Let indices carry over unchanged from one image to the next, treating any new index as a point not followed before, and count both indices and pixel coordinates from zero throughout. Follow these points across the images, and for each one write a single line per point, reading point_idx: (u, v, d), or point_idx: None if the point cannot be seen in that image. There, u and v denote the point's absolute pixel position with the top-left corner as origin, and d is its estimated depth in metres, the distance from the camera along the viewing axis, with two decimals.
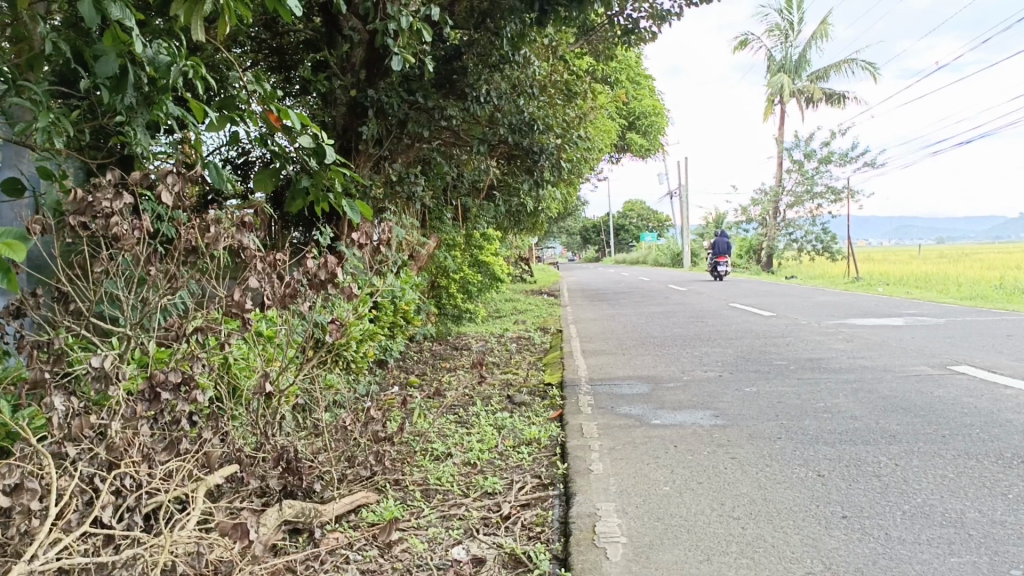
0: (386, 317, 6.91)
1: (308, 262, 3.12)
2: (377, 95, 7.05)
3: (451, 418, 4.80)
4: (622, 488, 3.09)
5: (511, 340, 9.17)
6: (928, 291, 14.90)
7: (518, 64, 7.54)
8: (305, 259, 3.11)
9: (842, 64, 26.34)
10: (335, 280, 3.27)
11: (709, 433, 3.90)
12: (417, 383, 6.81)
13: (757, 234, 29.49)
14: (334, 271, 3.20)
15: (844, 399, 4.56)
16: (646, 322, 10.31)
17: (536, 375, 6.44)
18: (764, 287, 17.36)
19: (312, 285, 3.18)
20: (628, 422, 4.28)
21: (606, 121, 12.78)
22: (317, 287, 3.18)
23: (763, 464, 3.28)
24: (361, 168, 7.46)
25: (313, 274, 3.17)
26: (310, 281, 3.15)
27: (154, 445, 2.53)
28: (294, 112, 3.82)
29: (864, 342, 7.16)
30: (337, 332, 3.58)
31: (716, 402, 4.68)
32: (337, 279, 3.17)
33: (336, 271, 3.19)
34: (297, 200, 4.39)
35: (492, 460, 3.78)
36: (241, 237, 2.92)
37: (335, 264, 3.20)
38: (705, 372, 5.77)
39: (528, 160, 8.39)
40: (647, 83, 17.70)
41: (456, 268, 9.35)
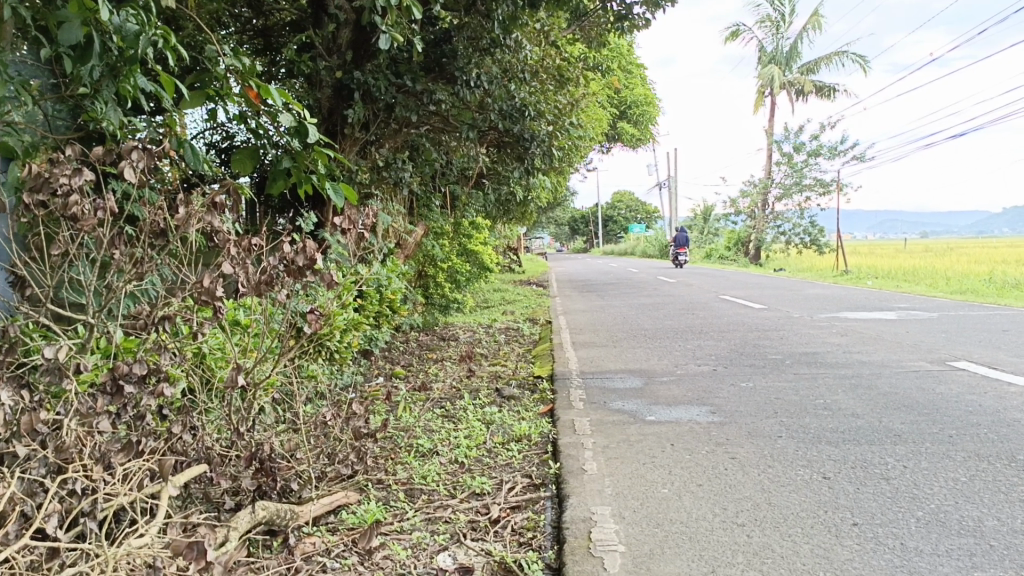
0: (371, 306, 6.71)
1: (284, 245, 2.88)
2: (364, 78, 6.84)
3: (437, 412, 4.62)
4: (618, 491, 2.92)
5: (500, 331, 8.99)
6: (918, 286, 14.84)
7: (510, 48, 7.33)
8: (281, 243, 2.87)
9: (833, 56, 26.22)
10: (314, 266, 3.02)
11: (707, 431, 3.74)
12: (402, 374, 6.63)
13: (745, 226, 29.43)
14: (314, 256, 2.94)
15: (844, 395, 4.41)
16: (637, 314, 10.17)
17: (526, 367, 6.28)
18: (754, 280, 17.25)
19: (290, 270, 2.93)
20: (622, 418, 4.11)
21: (598, 110, 12.59)
22: (295, 272, 2.93)
23: (765, 465, 3.11)
24: (347, 153, 7.28)
25: (291, 257, 2.91)
26: (286, 266, 2.90)
27: (112, 445, 2.33)
28: (273, 87, 3.60)
29: (860, 337, 7.02)
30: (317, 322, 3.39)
31: (712, 397, 4.52)
32: (317, 263, 2.92)
33: (315, 255, 2.93)
34: (278, 181, 4.18)
35: (480, 458, 3.60)
36: (212, 217, 2.72)
37: (314, 248, 2.94)
38: (698, 366, 5.62)
39: (519, 147, 8.13)
40: (639, 73, 17.49)
41: (444, 256, 9.18)
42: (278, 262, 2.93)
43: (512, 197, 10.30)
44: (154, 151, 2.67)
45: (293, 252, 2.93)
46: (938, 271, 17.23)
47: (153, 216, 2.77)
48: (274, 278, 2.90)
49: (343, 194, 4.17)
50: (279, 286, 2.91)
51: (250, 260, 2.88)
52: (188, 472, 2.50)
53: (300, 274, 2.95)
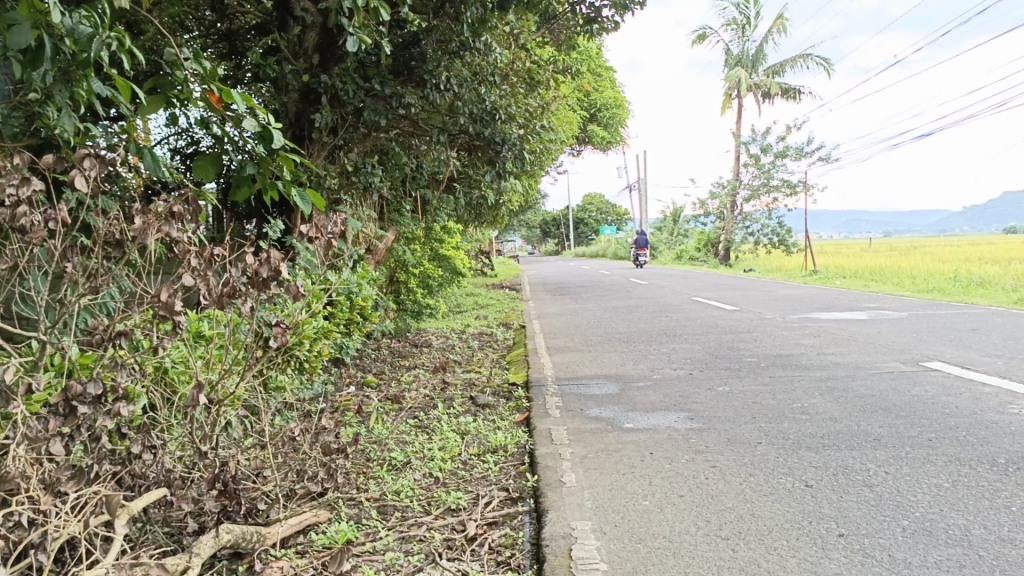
0: (342, 314, 6.58)
1: (248, 255, 2.74)
2: (331, 81, 6.71)
3: (411, 422, 4.52)
4: (598, 504, 2.84)
5: (473, 336, 8.89)
6: (885, 285, 14.98)
7: (479, 51, 7.25)
8: (244, 253, 2.74)
9: (798, 58, 26.51)
10: (278, 277, 2.89)
11: (685, 438, 3.68)
12: (374, 383, 6.50)
13: (715, 228, 29.62)
14: (279, 266, 2.80)
15: (822, 399, 4.37)
16: (610, 317, 10.12)
17: (500, 374, 6.18)
18: (725, 281, 17.32)
19: (254, 283, 2.80)
20: (599, 426, 4.03)
21: (568, 113, 12.55)
22: (259, 286, 2.79)
23: (746, 474, 3.06)
24: (315, 158, 7.14)
25: (254, 269, 2.77)
26: (249, 279, 2.76)
27: (64, 470, 2.20)
28: (235, 92, 3.47)
29: (833, 338, 7.02)
30: (280, 334, 3.28)
31: (689, 403, 4.46)
32: (283, 274, 2.78)
33: (280, 267, 2.79)
34: (242, 188, 4.05)
35: (455, 471, 3.51)
36: (171, 228, 2.57)
37: (279, 258, 2.81)
38: (674, 371, 5.57)
39: (490, 151, 8.01)
40: (608, 75, 17.48)
41: (415, 262, 9.05)
42: (242, 273, 2.79)
43: (483, 201, 10.21)
44: (106, 159, 2.53)
45: (255, 262, 2.79)
46: (905, 270, 17.42)
47: (108, 227, 2.63)
48: (238, 291, 2.76)
49: (310, 201, 4.07)
50: (243, 298, 2.77)
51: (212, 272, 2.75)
52: (147, 498, 2.38)
53: (264, 287, 2.81)
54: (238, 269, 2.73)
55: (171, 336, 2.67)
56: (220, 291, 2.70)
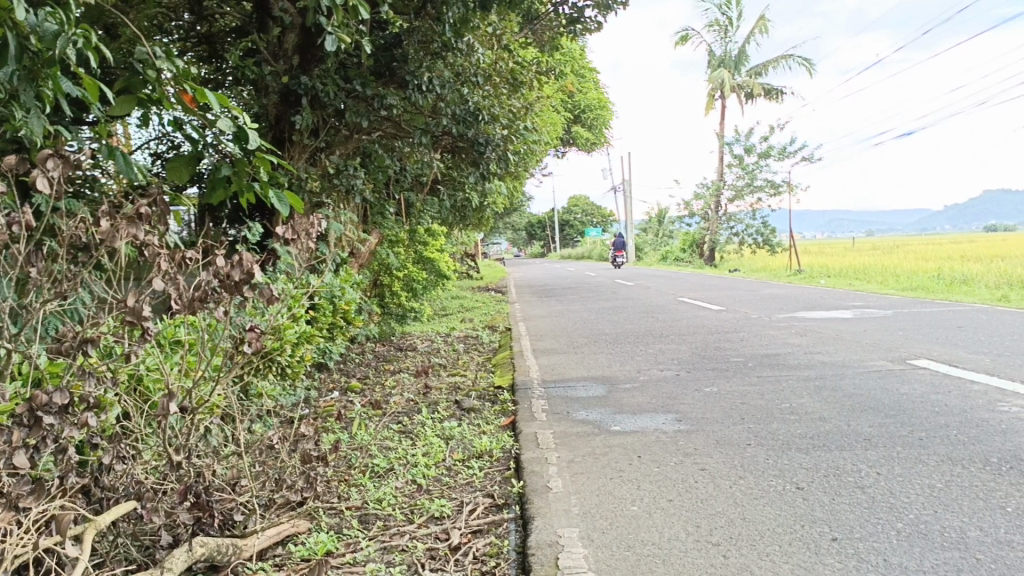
0: (324, 318, 6.47)
1: (219, 258, 2.62)
2: (311, 83, 6.61)
3: (394, 428, 4.43)
4: (585, 510, 2.76)
5: (458, 340, 8.80)
6: (871, 283, 15.01)
7: (462, 52, 7.18)
8: (215, 256, 2.62)
9: (781, 59, 26.61)
10: (252, 280, 2.78)
11: (673, 440, 3.61)
12: (358, 388, 6.40)
13: (700, 228, 29.66)
14: (252, 268, 2.68)
15: (811, 398, 4.32)
16: (596, 318, 10.06)
17: (486, 377, 6.10)
18: (711, 281, 17.33)
19: (226, 287, 2.67)
20: (586, 429, 3.96)
21: (551, 114, 12.49)
22: (231, 289, 2.66)
23: (736, 476, 3.00)
24: (296, 160, 7.04)
25: (225, 272, 2.65)
26: (221, 283, 2.64)
27: (26, 484, 2.11)
28: (209, 91, 3.39)
29: (820, 337, 6.99)
30: (255, 340, 3.20)
31: (677, 404, 4.41)
32: (256, 276, 2.66)
33: (252, 269, 2.67)
34: (218, 191, 3.96)
35: (439, 477, 3.42)
36: (137, 230, 2.46)
37: (252, 260, 2.69)
38: (661, 372, 5.51)
39: (473, 152, 7.94)
40: (592, 77, 17.45)
41: (398, 265, 8.95)
42: (213, 277, 2.67)
43: (467, 203, 10.13)
44: (70, 159, 2.42)
45: (227, 265, 2.67)
46: (889, 269, 17.46)
47: (74, 230, 2.53)
48: (210, 295, 2.64)
49: (287, 203, 3.99)
50: (216, 303, 2.65)
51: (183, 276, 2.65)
52: (114, 512, 2.28)
53: (237, 291, 2.69)
54: (209, 272, 2.62)
55: (141, 343, 2.56)
56: (191, 296, 2.58)
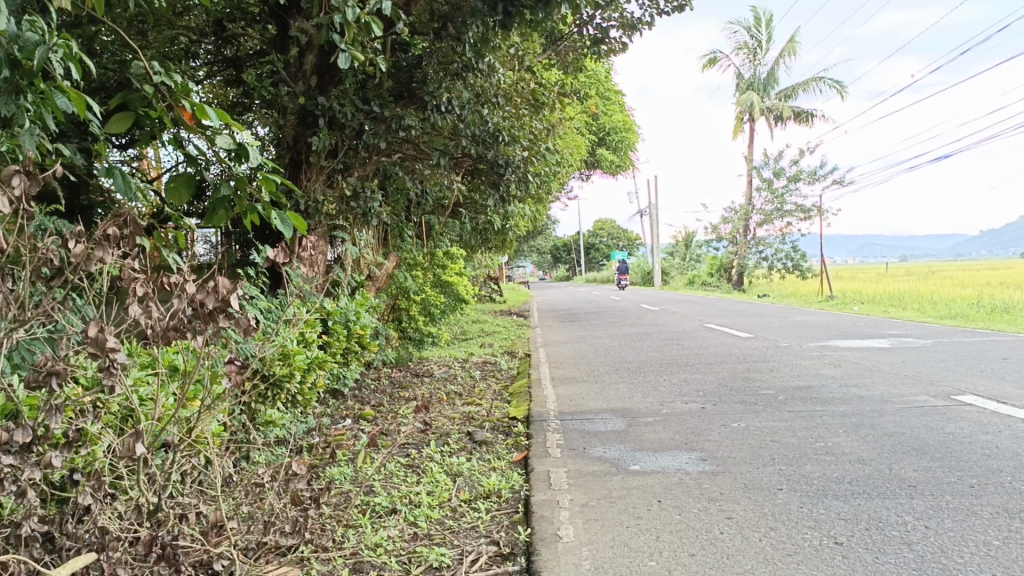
0: (338, 342, 6.24)
1: (190, 282, 2.36)
2: (328, 103, 6.45)
3: (402, 461, 4.19)
4: (598, 566, 2.49)
5: (476, 366, 8.56)
6: (908, 310, 14.52)
7: (482, 72, 7.02)
8: (187, 280, 2.37)
9: (811, 82, 26.28)
10: (233, 310, 2.47)
11: (697, 483, 3.33)
12: (370, 416, 6.19)
13: (727, 253, 29.24)
14: (226, 296, 2.41)
15: (847, 437, 4.02)
16: (620, 345, 9.78)
17: (501, 407, 5.83)
18: (738, 307, 16.93)
19: (198, 317, 2.40)
20: (603, 468, 3.68)
21: (575, 136, 12.31)
22: (206, 319, 2.39)
23: (766, 527, 2.72)
24: (312, 182, 6.88)
25: (197, 298, 2.38)
26: (193, 312, 2.38)
27: None
28: (207, 107, 3.25)
29: (855, 368, 6.66)
30: (235, 373, 3.02)
31: (702, 440, 4.13)
32: (234, 307, 2.40)
33: (228, 296, 2.40)
34: (219, 212, 3.74)
35: (442, 520, 3.18)
36: (104, 251, 2.23)
37: (228, 287, 2.42)
38: (686, 405, 5.22)
39: (493, 174, 7.75)
40: (617, 98, 17.27)
41: (416, 288, 8.54)
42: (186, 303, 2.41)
43: (488, 226, 9.93)
44: (37, 176, 2.23)
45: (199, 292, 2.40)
46: (925, 295, 16.95)
47: (44, 254, 2.33)
48: (184, 325, 2.39)
49: (291, 225, 3.79)
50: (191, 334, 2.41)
51: (161, 303, 2.42)
52: (70, 566, 2.12)
53: (211, 320, 2.43)
54: (181, 300, 2.36)
55: (108, 375, 2.37)
56: (163, 326, 2.34)
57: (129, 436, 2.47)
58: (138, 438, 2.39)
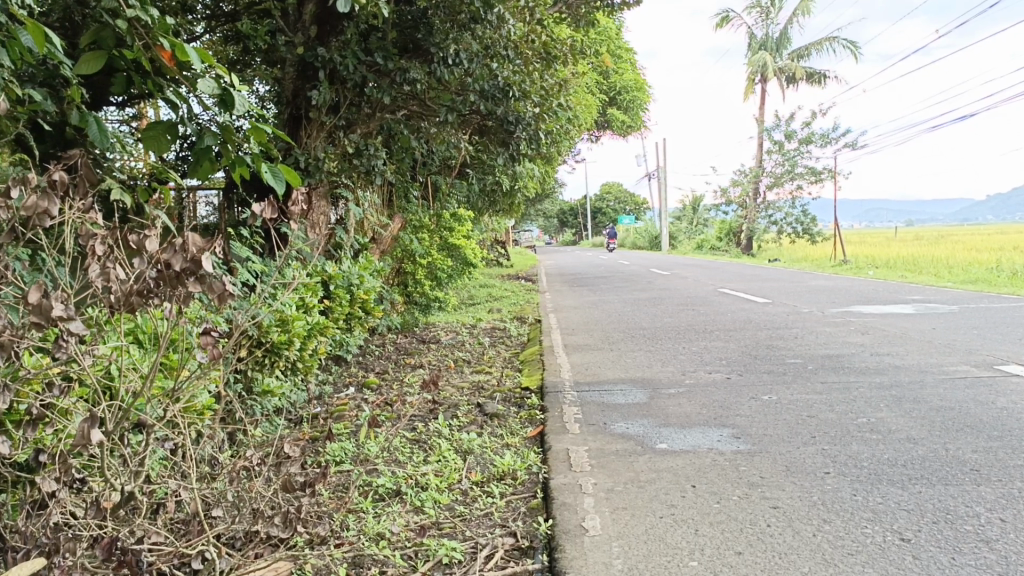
0: (341, 308, 5.89)
1: (151, 239, 1.99)
2: (328, 55, 6.04)
3: (407, 436, 3.89)
4: (631, 566, 2.18)
5: (485, 332, 8.27)
6: (926, 275, 14.15)
7: (492, 24, 6.49)
8: (148, 238, 2.00)
9: (826, 41, 25.59)
10: (203, 275, 2.08)
11: (732, 464, 3.02)
12: (375, 384, 5.91)
13: (737, 217, 28.80)
14: (197, 256, 2.03)
15: (892, 413, 3.70)
16: (633, 310, 9.46)
17: (512, 375, 5.53)
18: (751, 271, 16.58)
19: (164, 280, 2.05)
20: (628, 447, 3.36)
21: (587, 95, 11.88)
22: (172, 283, 2.03)
23: (819, 520, 2.41)
24: (312, 138, 6.49)
25: (162, 259, 2.02)
26: (158, 275, 2.02)
27: None
28: (186, 45, 2.87)
29: (883, 335, 6.33)
30: (209, 346, 2.68)
31: (732, 415, 3.82)
32: (206, 270, 2.02)
33: (198, 256, 2.02)
34: (203, 163, 3.37)
35: (452, 506, 2.88)
36: (49, 203, 1.88)
37: (198, 245, 2.04)
38: (709, 375, 4.91)
39: (502, 132, 7.37)
40: (629, 57, 16.72)
41: (423, 251, 8.16)
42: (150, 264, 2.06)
43: (496, 187, 9.55)
44: None
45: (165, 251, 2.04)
46: (942, 260, 16.56)
47: None
48: (150, 288, 2.05)
49: (283, 179, 3.42)
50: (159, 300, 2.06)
51: (120, 267, 2.05)
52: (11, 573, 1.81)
53: (180, 285, 2.07)
54: (143, 260, 2.01)
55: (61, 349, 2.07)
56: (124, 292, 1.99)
57: (81, 422, 2.15)
58: (94, 426, 2.09)
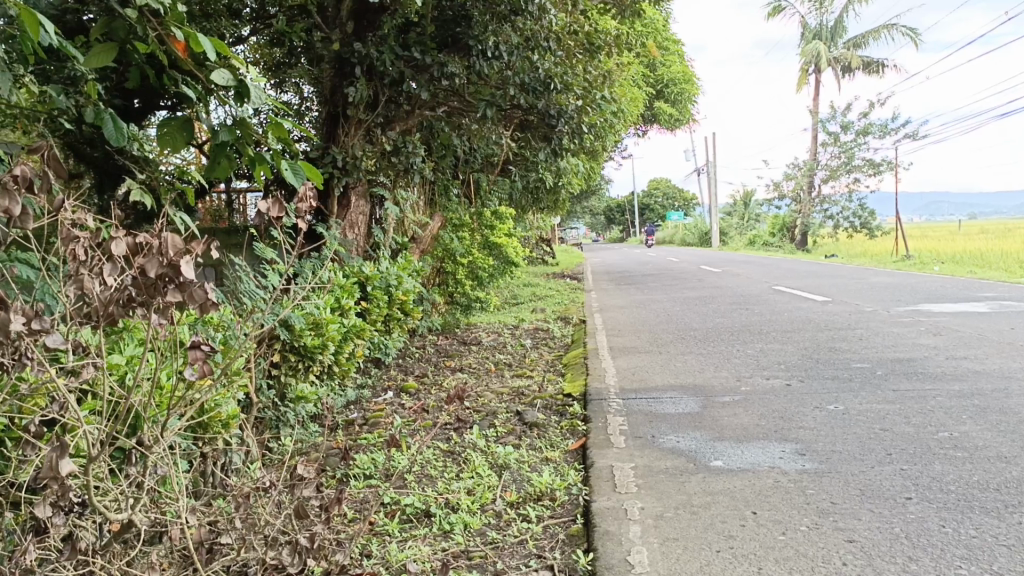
0: (378, 310, 5.65)
1: (120, 241, 1.62)
2: (365, 50, 5.82)
3: (442, 447, 3.63)
4: None
5: (528, 332, 7.99)
6: (997, 271, 13.39)
7: (534, 14, 6.20)
8: (115, 239, 1.62)
9: (883, 29, 24.69)
10: (181, 281, 1.65)
11: (798, 487, 2.69)
12: (413, 388, 5.67)
13: (790, 212, 28.01)
14: (175, 258, 1.63)
15: (977, 427, 3.32)
16: (683, 310, 9.09)
17: (555, 380, 5.24)
18: (807, 267, 15.97)
19: (140, 289, 1.65)
20: (679, 464, 3.05)
21: (633, 89, 11.51)
22: (149, 293, 1.65)
23: (904, 559, 2.09)
24: (351, 138, 6.24)
25: (134, 265, 1.64)
26: (132, 283, 1.65)
27: None
28: (200, 34, 2.60)
29: (957, 336, 5.87)
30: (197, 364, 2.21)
31: (794, 428, 3.48)
32: (188, 277, 1.63)
33: (176, 260, 1.63)
34: (221, 162, 3.11)
35: (484, 532, 2.60)
36: (10, 200, 1.55)
37: (178, 246, 1.65)
38: (767, 381, 4.57)
39: (544, 126, 7.08)
40: (678, 48, 16.26)
41: (463, 251, 7.86)
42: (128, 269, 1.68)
43: (540, 183, 9.28)
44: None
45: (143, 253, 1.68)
46: (1012, 253, 15.73)
47: None
48: (133, 297, 1.69)
49: (304, 175, 3.19)
50: (143, 311, 1.71)
51: (95, 272, 1.70)
52: None
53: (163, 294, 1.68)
54: (116, 265, 1.66)
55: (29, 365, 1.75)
56: (100, 302, 1.65)
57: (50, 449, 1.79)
58: (65, 455, 1.71)
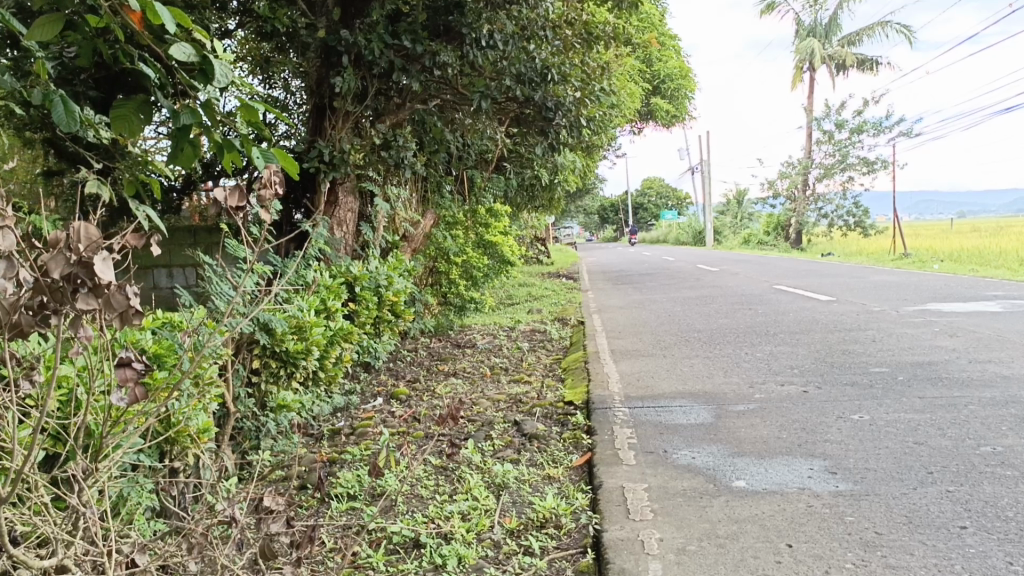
0: (367, 312, 5.32)
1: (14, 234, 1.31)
2: (352, 37, 5.46)
3: (434, 464, 3.31)
4: None
5: (523, 334, 7.68)
6: (999, 270, 13.11)
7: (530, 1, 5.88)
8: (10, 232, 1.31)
9: (879, 26, 24.48)
10: (94, 282, 1.34)
11: (835, 514, 2.38)
12: (404, 395, 5.35)
13: (784, 210, 27.78)
14: (86, 256, 1.32)
15: (1022, 441, 3.02)
16: (683, 310, 8.79)
17: (555, 387, 4.93)
18: (805, 266, 15.70)
19: (46, 294, 1.34)
20: (698, 486, 2.74)
21: (630, 84, 11.22)
22: (56, 299, 1.34)
23: None
24: (340, 130, 5.90)
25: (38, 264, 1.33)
26: (37, 286, 1.34)
27: None
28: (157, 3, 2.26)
29: (975, 338, 5.58)
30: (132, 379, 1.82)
31: (823, 442, 3.17)
32: (105, 278, 1.32)
33: (89, 257, 1.32)
34: (184, 148, 2.76)
35: (481, 566, 2.28)
36: None
37: (91, 239, 1.34)
38: (783, 387, 4.26)
39: (540, 119, 6.75)
40: (674, 43, 15.99)
41: (457, 249, 7.54)
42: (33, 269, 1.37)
43: (535, 180, 8.96)
44: None
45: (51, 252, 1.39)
46: (1010, 250, 15.48)
47: None
48: (42, 303, 1.38)
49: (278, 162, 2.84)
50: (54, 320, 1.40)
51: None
52: None
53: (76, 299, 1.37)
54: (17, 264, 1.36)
55: None
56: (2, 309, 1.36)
57: None
58: None
